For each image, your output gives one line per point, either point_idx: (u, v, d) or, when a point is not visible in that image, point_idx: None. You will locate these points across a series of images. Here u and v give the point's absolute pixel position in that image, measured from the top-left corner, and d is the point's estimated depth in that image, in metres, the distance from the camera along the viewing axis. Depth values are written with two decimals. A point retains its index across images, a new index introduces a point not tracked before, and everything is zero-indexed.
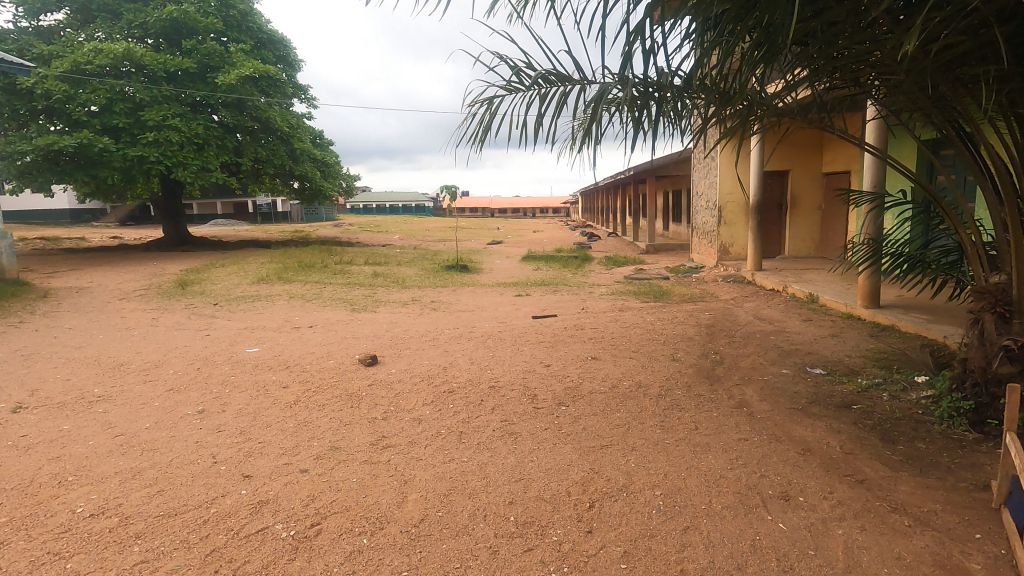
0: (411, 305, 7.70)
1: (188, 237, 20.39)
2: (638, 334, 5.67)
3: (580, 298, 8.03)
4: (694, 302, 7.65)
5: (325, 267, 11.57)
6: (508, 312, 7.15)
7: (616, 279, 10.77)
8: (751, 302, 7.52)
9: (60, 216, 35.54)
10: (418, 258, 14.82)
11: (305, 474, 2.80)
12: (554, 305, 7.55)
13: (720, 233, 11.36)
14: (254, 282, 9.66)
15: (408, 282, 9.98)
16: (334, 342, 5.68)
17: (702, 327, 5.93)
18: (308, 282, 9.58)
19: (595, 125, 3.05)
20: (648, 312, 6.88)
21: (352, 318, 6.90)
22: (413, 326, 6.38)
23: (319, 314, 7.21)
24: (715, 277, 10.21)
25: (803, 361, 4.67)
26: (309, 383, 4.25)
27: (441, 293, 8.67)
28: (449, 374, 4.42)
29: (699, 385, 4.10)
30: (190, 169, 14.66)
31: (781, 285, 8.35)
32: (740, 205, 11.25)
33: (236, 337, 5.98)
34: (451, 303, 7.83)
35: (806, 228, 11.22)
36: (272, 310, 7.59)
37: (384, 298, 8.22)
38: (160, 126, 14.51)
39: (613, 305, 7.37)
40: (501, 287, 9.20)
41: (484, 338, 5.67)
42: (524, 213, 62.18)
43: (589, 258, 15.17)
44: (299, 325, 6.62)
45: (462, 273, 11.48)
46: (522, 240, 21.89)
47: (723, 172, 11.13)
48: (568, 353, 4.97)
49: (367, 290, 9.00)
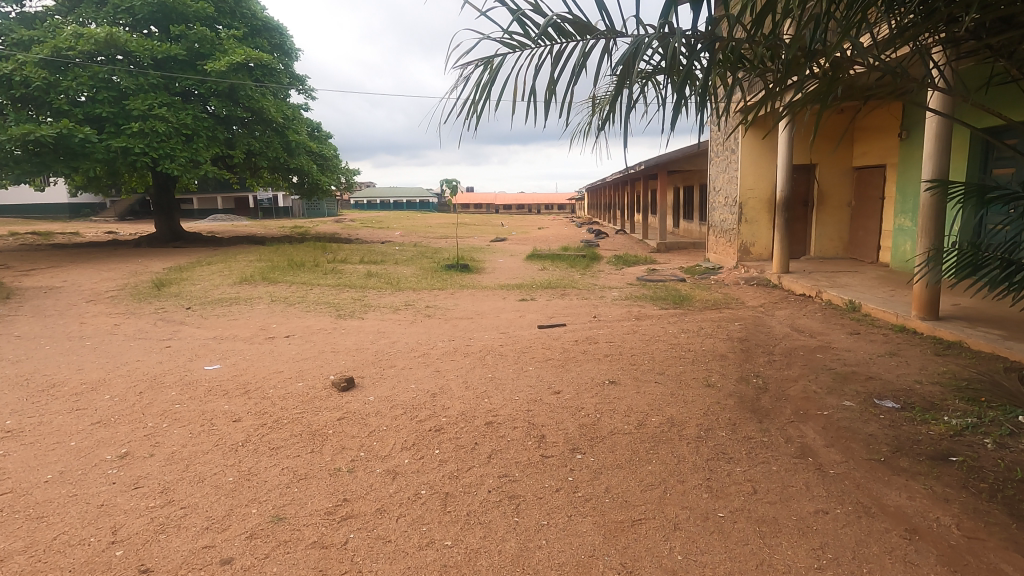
0: (402, 312, 6.90)
1: (181, 232, 19.71)
2: (663, 351, 4.87)
3: (592, 304, 7.21)
4: (720, 309, 6.83)
5: (315, 266, 10.82)
6: (513, 320, 6.34)
7: (629, 281, 9.95)
8: (784, 311, 6.69)
9: (58, 211, 35.03)
10: (417, 256, 14.07)
11: (226, 569, 2.03)
12: (564, 313, 6.73)
13: (740, 231, 10.54)
14: (236, 283, 8.91)
15: (403, 284, 9.21)
16: (310, 357, 4.90)
17: (735, 342, 5.12)
18: (294, 283, 8.82)
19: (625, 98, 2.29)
20: (670, 321, 6.07)
21: (335, 328, 6.12)
22: (403, 338, 5.60)
23: (300, 322, 6.43)
24: (736, 280, 9.40)
25: (866, 389, 3.86)
26: (266, 417, 3.47)
27: (438, 296, 7.90)
28: (438, 405, 3.64)
29: (746, 424, 3.30)
30: (178, 162, 13.91)
31: (814, 290, 7.54)
32: (763, 201, 10.42)
33: (199, 350, 5.22)
34: (448, 309, 7.04)
35: (833, 226, 10.39)
36: (250, 316, 6.82)
37: (375, 303, 7.44)
38: (146, 116, 13.80)
39: (630, 313, 6.57)
40: (504, 290, 8.42)
41: (483, 354, 4.87)
42: (529, 210, 61.34)
43: (597, 257, 14.37)
44: (274, 335, 5.84)
45: (463, 274, 10.69)
46: (527, 238, 21.12)
47: (745, 165, 10.30)
48: (580, 376, 4.19)
49: (358, 293, 8.22)
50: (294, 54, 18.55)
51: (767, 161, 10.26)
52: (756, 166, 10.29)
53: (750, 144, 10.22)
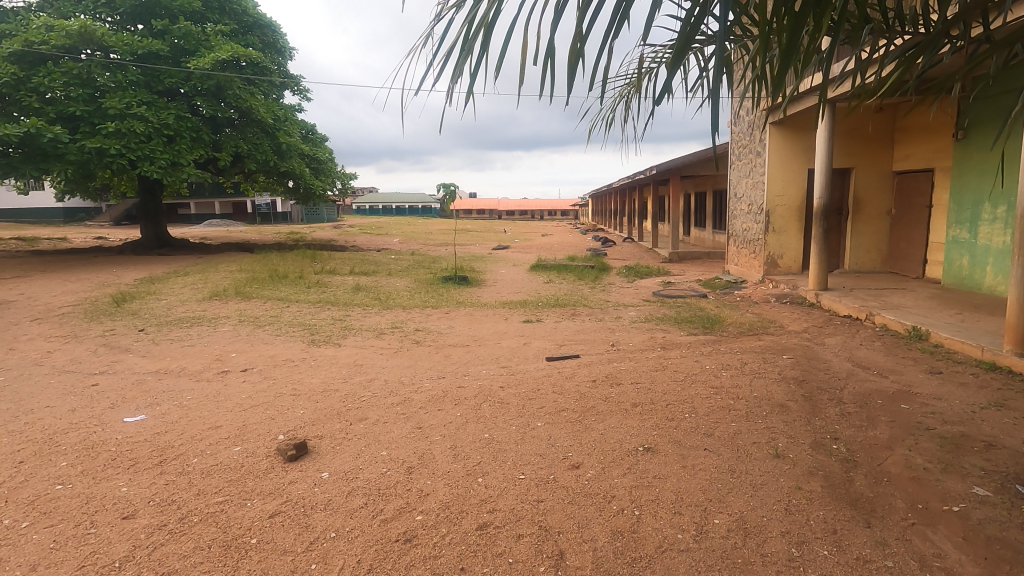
0: (387, 337, 5.92)
1: (168, 238, 18.83)
2: (707, 398, 3.87)
3: (608, 329, 6.21)
4: (760, 337, 5.80)
5: (299, 279, 9.88)
6: (516, 351, 5.34)
7: (644, 297, 8.98)
8: (835, 340, 5.68)
9: (51, 216, 34.47)
10: (414, 266, 13.14)
11: None
12: (576, 340, 5.73)
13: (767, 242, 9.55)
14: (205, 298, 7.96)
15: (393, 300, 8.25)
16: (263, 404, 3.90)
17: (794, 386, 4.11)
18: (271, 299, 7.86)
19: (716, 51, 1.31)
20: (705, 354, 5.08)
21: (305, 359, 5.13)
22: (383, 375, 4.62)
23: (264, 350, 5.45)
24: (766, 297, 8.41)
25: (994, 466, 2.84)
26: (172, 511, 2.48)
27: (430, 317, 6.92)
28: (414, 491, 2.64)
29: (855, 533, 2.28)
30: (158, 165, 13.02)
31: (865, 312, 6.53)
32: (793, 209, 9.44)
33: (130, 391, 4.22)
34: (441, 333, 6.05)
35: (871, 237, 9.39)
36: (209, 341, 5.84)
37: (358, 325, 6.48)
38: (124, 115, 12.92)
39: (655, 342, 5.56)
40: (505, 308, 7.45)
41: (480, 402, 3.86)
42: (533, 216, 60.57)
43: (606, 267, 13.41)
44: (228, 368, 4.85)
45: (462, 288, 9.74)
46: (530, 246, 20.18)
47: (773, 169, 9.32)
48: (605, 441, 3.20)
49: (341, 312, 7.26)
50: (287, 53, 17.69)
51: (797, 165, 9.29)
52: (785, 170, 9.31)
53: (779, 146, 9.26)
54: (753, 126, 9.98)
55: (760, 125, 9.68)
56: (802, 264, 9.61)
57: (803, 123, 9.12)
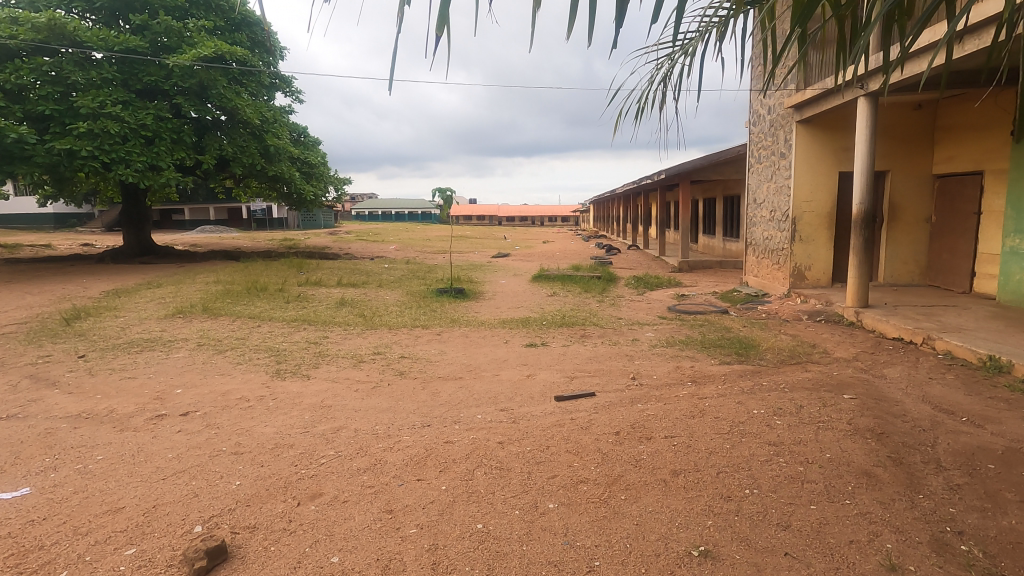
0: (366, 367, 5.01)
1: (152, 245, 17.96)
2: (769, 462, 2.97)
3: (626, 356, 5.31)
4: (807, 368, 4.91)
5: (279, 292, 9.00)
6: (519, 387, 4.43)
7: (660, 313, 8.11)
8: (895, 371, 4.81)
9: (42, 221, 33.83)
10: (407, 276, 12.30)
11: None
12: (588, 371, 4.83)
13: (793, 252, 8.68)
14: (168, 316, 7.09)
15: (380, 317, 7.38)
16: (191, 469, 2.99)
17: (875, 443, 3.21)
18: (241, 317, 6.98)
19: None
20: (749, 393, 4.18)
21: (263, 399, 4.22)
22: (353, 423, 3.70)
23: (216, 385, 4.54)
24: (798, 314, 7.53)
25: None
26: None
27: (419, 340, 6.02)
28: None
29: None
30: (134, 167, 12.17)
31: (923, 335, 5.62)
32: (822, 215, 8.56)
33: (27, 448, 3.32)
34: (430, 362, 5.16)
35: (908, 246, 8.52)
36: (156, 372, 4.93)
37: (336, 350, 5.58)
38: (97, 115, 12.09)
39: (684, 376, 4.66)
40: (505, 328, 6.57)
41: (472, 468, 2.95)
42: (534, 223, 59.92)
43: (613, 278, 12.54)
44: (166, 412, 3.94)
45: (457, 302, 8.89)
46: (532, 254, 19.35)
47: (800, 172, 8.48)
48: (643, 540, 2.30)
49: (318, 332, 6.37)
50: (278, 53, 16.90)
51: (827, 167, 8.44)
52: (813, 173, 8.46)
53: (806, 147, 8.41)
54: (776, 125, 9.15)
55: (784, 123, 8.85)
56: (832, 277, 8.75)
57: (834, 121, 8.28)
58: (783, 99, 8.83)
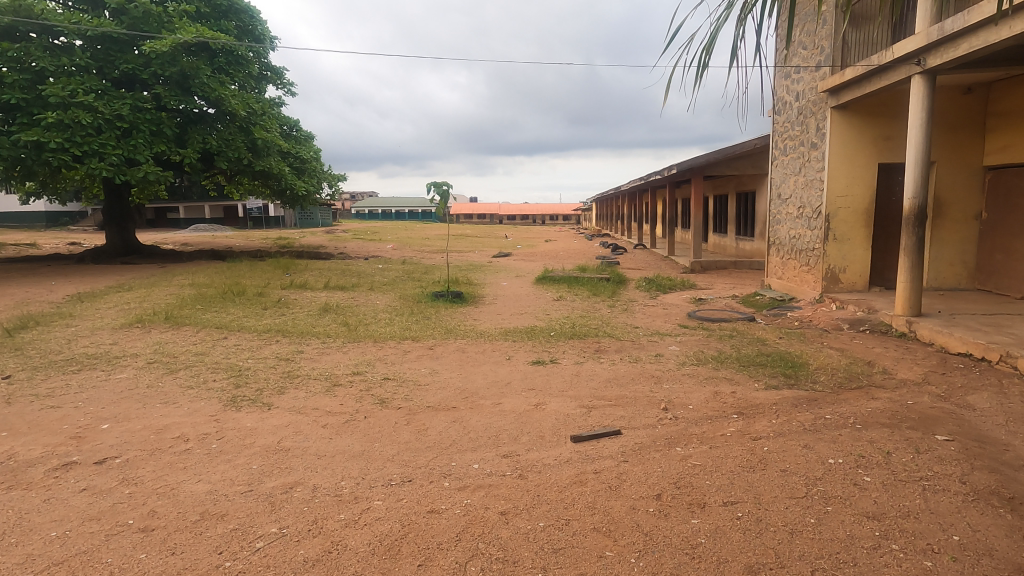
0: (340, 393, 4.16)
1: (137, 245, 17.12)
2: (878, 553, 2.12)
3: (652, 379, 4.46)
4: (873, 395, 4.06)
5: (258, 297, 8.17)
6: (527, 421, 3.58)
7: (681, 320, 7.26)
8: (982, 398, 3.96)
9: (35, 220, 33.20)
10: (402, 278, 11.49)
11: None
12: (609, 400, 3.97)
13: (826, 252, 7.83)
14: (126, 325, 6.25)
15: (367, 326, 6.54)
16: (71, 561, 2.15)
17: (1011, 517, 2.35)
18: (208, 327, 6.14)
19: None
20: (813, 432, 3.34)
21: (205, 439, 3.36)
22: (311, 477, 2.85)
23: (154, 419, 3.69)
24: (838, 323, 6.68)
25: None
26: None
27: (408, 356, 5.17)
28: None
29: None
30: (108, 161, 11.35)
31: (1001, 352, 4.75)
32: (859, 212, 7.70)
33: None
34: (420, 386, 4.31)
35: (955, 245, 7.66)
36: (88, 399, 4.08)
37: (308, 370, 4.74)
38: (68, 104, 11.29)
39: (726, 408, 3.81)
40: (508, 341, 5.71)
41: (463, 562, 2.11)
42: (535, 221, 59.02)
43: (624, 280, 11.68)
44: (78, 460, 3.09)
45: (454, 307, 8.05)
46: (535, 254, 18.49)
47: (836, 163, 7.62)
48: None
49: (291, 346, 5.52)
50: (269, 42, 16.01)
51: (864, 158, 7.58)
52: (850, 165, 7.60)
53: (842, 136, 7.55)
54: (806, 112, 8.30)
55: (817, 109, 7.99)
56: (869, 280, 7.89)
57: (874, 106, 7.42)
58: (815, 82, 7.98)
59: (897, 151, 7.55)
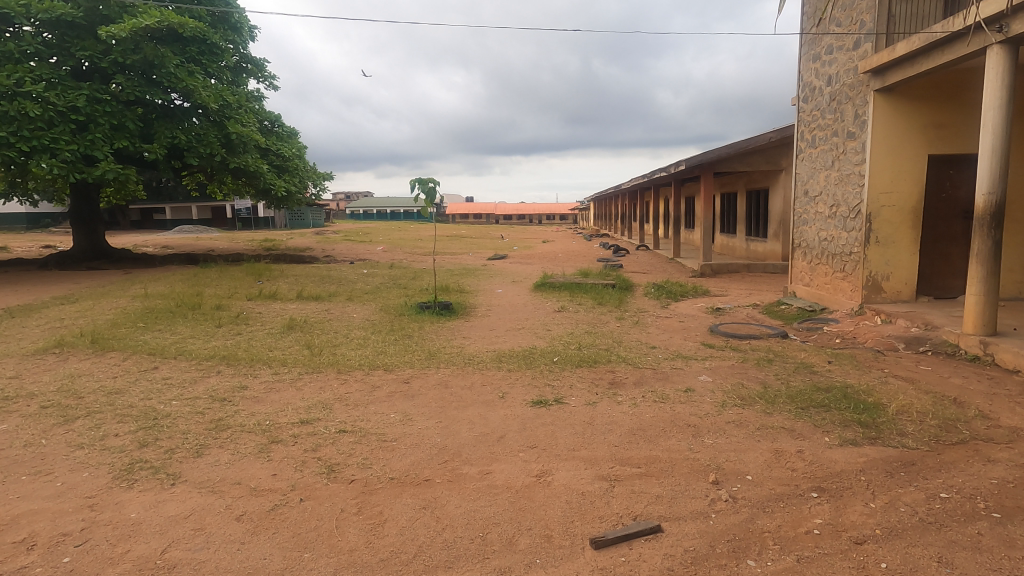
0: (276, 457, 3.10)
1: (107, 249, 15.97)
2: None
3: (688, 430, 3.41)
4: (988, 457, 3.03)
5: (216, 310, 7.11)
6: (526, 508, 2.54)
7: (705, 338, 6.22)
8: None
9: (15, 222, 32.08)
10: (387, 284, 10.47)
11: None
12: (638, 468, 2.93)
13: (867, 257, 6.82)
14: (42, 350, 5.18)
15: (334, 348, 5.49)
16: None
17: None
18: (139, 352, 5.08)
19: None
20: (939, 530, 2.32)
21: (59, 545, 2.31)
22: None
23: (4, 504, 2.63)
24: (892, 342, 5.66)
25: None
26: None
27: (376, 394, 4.12)
28: None
29: None
30: (60, 158, 10.29)
31: None
32: (905, 211, 6.70)
33: None
34: (384, 443, 3.26)
35: (1016, 248, 6.65)
36: None
37: (244, 418, 3.68)
38: (15, 94, 10.21)
39: (798, 481, 2.78)
40: (500, 371, 4.66)
41: None
42: (531, 221, 57.99)
43: (631, 286, 10.64)
44: None
45: (439, 321, 7.01)
46: (533, 255, 17.50)
47: (879, 154, 6.61)
48: None
49: (233, 381, 4.45)
50: (248, 31, 14.91)
51: (913, 149, 6.58)
52: (897, 156, 6.59)
53: (889, 123, 6.54)
54: (841, 96, 7.27)
55: (855, 93, 6.97)
56: (916, 289, 6.89)
57: (925, 89, 6.42)
58: (853, 61, 6.95)
59: (951, 140, 6.54)
